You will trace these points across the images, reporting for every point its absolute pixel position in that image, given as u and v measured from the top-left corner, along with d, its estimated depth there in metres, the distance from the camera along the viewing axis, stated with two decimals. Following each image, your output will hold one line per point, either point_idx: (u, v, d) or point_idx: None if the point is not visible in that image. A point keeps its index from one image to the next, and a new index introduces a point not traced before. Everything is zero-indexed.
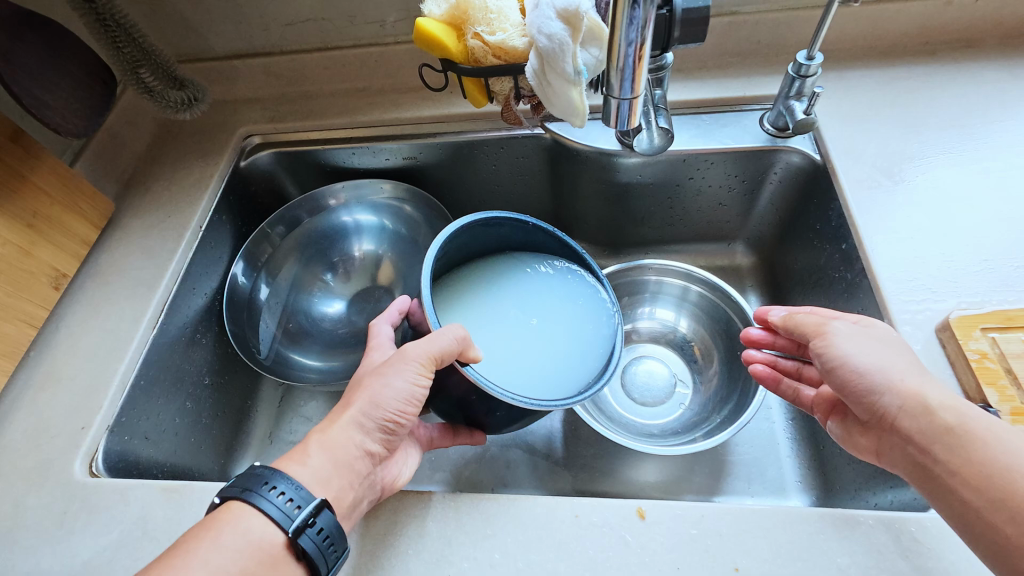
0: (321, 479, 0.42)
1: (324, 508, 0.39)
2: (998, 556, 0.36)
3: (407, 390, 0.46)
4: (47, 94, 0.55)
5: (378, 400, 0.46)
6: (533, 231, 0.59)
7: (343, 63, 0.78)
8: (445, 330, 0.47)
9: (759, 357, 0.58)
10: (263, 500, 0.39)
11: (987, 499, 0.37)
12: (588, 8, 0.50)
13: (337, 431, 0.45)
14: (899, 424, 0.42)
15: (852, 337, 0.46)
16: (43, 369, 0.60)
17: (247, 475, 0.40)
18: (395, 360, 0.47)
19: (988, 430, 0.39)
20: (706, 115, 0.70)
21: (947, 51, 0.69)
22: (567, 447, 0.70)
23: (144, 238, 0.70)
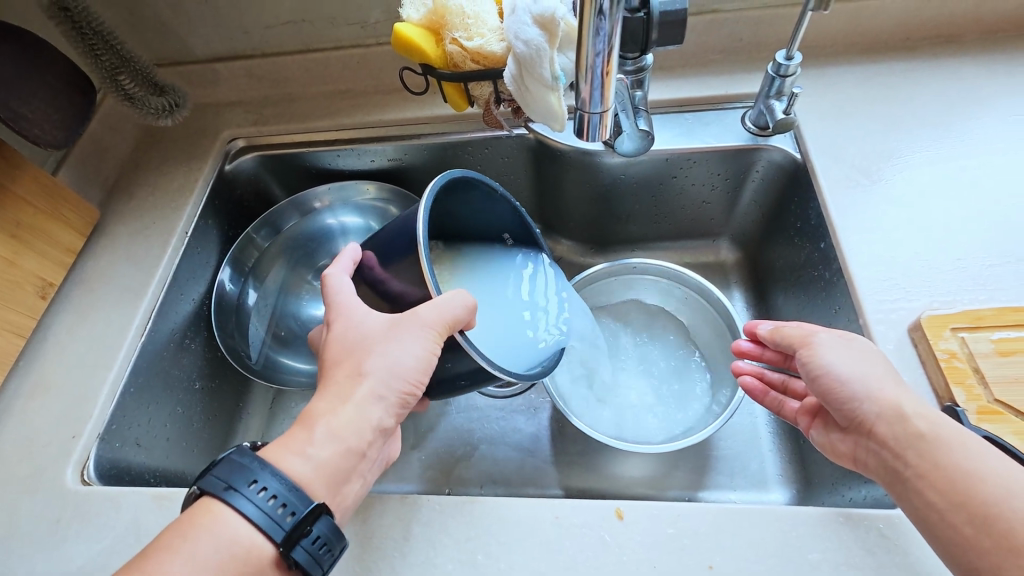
0: (329, 466, 0.42)
1: (319, 514, 0.39)
2: (956, 557, 0.38)
3: (419, 358, 0.45)
4: (25, 106, 0.55)
5: (389, 373, 0.45)
6: (502, 209, 0.60)
7: (325, 64, 0.78)
8: (453, 296, 0.46)
9: (747, 369, 0.59)
10: (249, 504, 0.38)
11: (950, 501, 0.38)
12: (565, 13, 0.50)
13: (347, 418, 0.44)
14: (876, 433, 0.43)
15: (835, 348, 0.47)
16: (33, 378, 0.61)
17: (231, 470, 0.39)
18: (405, 325, 0.46)
19: (956, 437, 0.40)
20: (688, 113, 0.71)
21: (928, 47, 0.69)
22: (554, 445, 0.71)
23: (130, 244, 0.71)
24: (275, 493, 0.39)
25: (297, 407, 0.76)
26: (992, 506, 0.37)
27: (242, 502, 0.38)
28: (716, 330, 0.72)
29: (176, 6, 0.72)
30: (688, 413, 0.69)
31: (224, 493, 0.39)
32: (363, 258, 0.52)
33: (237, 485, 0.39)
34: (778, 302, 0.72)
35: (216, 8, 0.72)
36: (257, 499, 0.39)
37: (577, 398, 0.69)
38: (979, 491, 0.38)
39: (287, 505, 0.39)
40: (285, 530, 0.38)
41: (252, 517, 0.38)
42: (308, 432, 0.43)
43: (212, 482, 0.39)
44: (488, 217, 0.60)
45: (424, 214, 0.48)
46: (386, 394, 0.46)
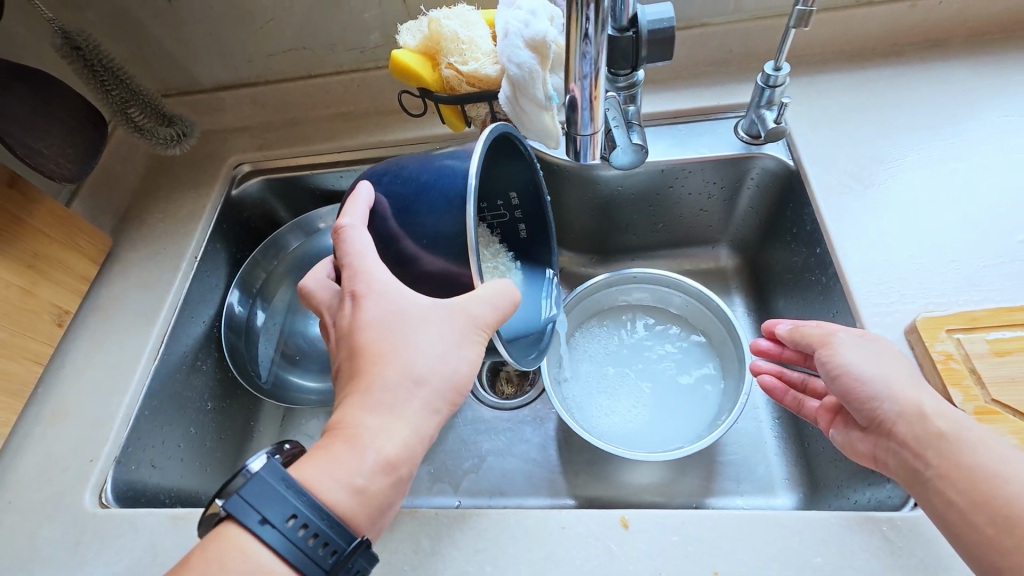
0: (380, 495, 0.42)
1: (360, 549, 0.40)
2: (976, 558, 0.38)
3: (471, 360, 0.47)
4: (41, 143, 0.57)
5: (444, 381, 0.46)
6: (517, 171, 0.58)
7: (327, 89, 0.80)
8: (503, 293, 0.47)
9: (766, 368, 0.60)
10: (282, 537, 0.38)
11: (971, 500, 0.39)
12: (556, 35, 0.52)
13: (397, 438, 0.43)
14: (898, 434, 0.44)
15: (858, 348, 0.48)
16: (51, 404, 0.63)
17: (269, 501, 0.39)
18: (461, 327, 0.46)
19: (980, 440, 0.41)
20: (682, 124, 0.72)
21: (915, 52, 0.71)
22: (560, 455, 0.72)
23: (142, 270, 0.73)
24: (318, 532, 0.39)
25: (307, 425, 0.77)
26: (1009, 505, 0.38)
27: (282, 539, 0.38)
28: (720, 337, 0.73)
29: (181, 39, 0.75)
30: (698, 420, 0.69)
31: (260, 526, 0.38)
32: (378, 204, 0.49)
33: (276, 520, 0.38)
34: (778, 305, 0.73)
35: (221, 39, 0.75)
36: (298, 537, 0.38)
37: (579, 404, 0.71)
38: (995, 490, 0.38)
39: (329, 543, 0.39)
40: (325, 566, 0.38)
41: (288, 552, 0.38)
42: (359, 456, 0.41)
43: (247, 513, 0.38)
44: (503, 180, 0.59)
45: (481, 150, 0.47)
46: (439, 406, 0.46)
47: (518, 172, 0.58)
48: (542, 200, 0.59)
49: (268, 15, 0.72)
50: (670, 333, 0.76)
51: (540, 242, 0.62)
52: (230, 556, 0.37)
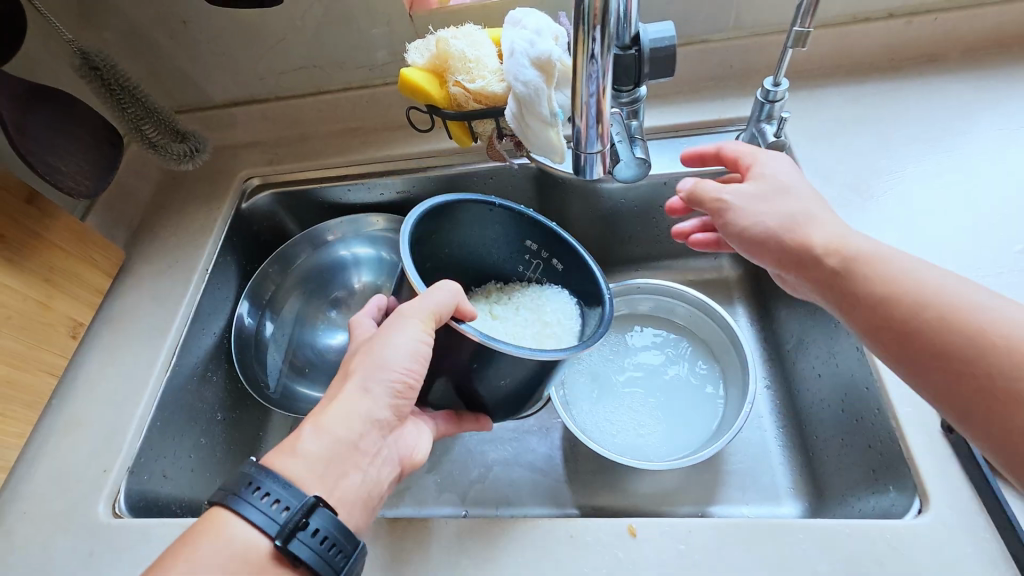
0: (321, 464, 0.43)
1: (317, 507, 0.40)
2: (1001, 444, 0.32)
3: (413, 347, 0.46)
4: (62, 160, 0.58)
5: (387, 372, 0.46)
6: (506, 230, 0.60)
7: (336, 105, 0.82)
8: (442, 287, 0.48)
9: (691, 228, 0.57)
10: (245, 504, 0.39)
11: (925, 322, 0.35)
12: (560, 54, 0.54)
13: (339, 410, 0.45)
14: (842, 260, 0.40)
15: (755, 203, 0.46)
16: (65, 415, 0.64)
17: (235, 477, 0.41)
18: (396, 319, 0.47)
19: (907, 268, 0.38)
20: (684, 138, 0.73)
21: (912, 66, 0.72)
22: (566, 464, 0.72)
23: (154, 283, 0.74)
24: (313, 524, 0.39)
25: None
26: (963, 314, 0.34)
27: (245, 506, 0.39)
28: (722, 346, 0.73)
29: (195, 57, 0.77)
30: (703, 428, 0.69)
31: (226, 499, 0.40)
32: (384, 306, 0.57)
33: (240, 490, 0.40)
34: (781, 315, 0.74)
35: (233, 57, 0.77)
36: (260, 502, 0.39)
37: (583, 412, 0.72)
38: (964, 323, 0.34)
39: (284, 501, 0.40)
40: (282, 524, 0.39)
41: (251, 517, 0.39)
42: (297, 433, 0.44)
43: (218, 492, 0.40)
44: (511, 239, 0.61)
45: (413, 220, 0.52)
46: (384, 396, 0.46)
47: (508, 229, 0.60)
48: (543, 226, 0.58)
49: (279, 35, 0.74)
50: (673, 342, 0.77)
51: (578, 266, 0.58)
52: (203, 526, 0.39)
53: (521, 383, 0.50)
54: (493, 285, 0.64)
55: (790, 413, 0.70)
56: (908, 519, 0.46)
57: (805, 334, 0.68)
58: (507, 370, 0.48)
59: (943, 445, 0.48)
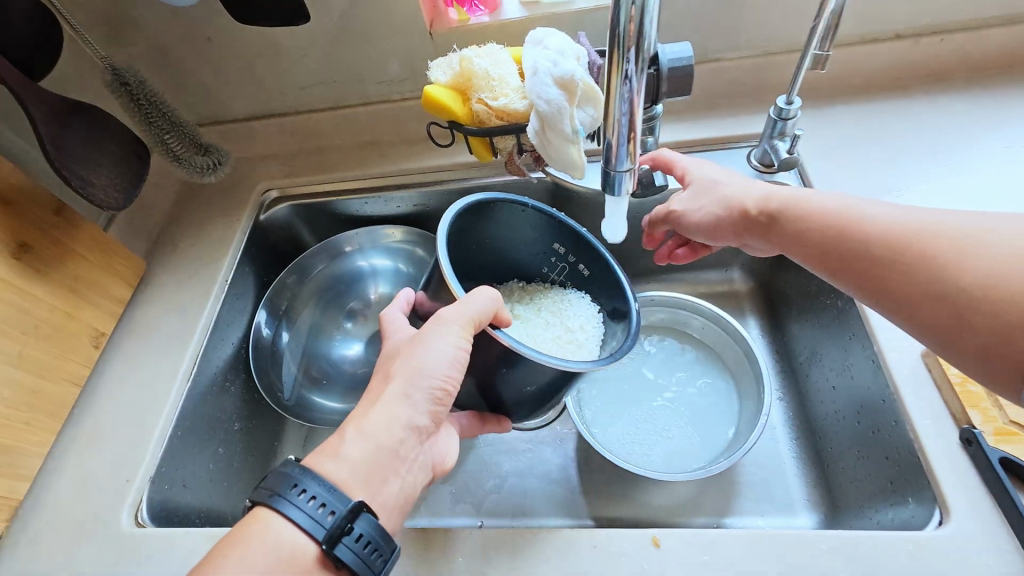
0: (365, 465, 0.45)
1: (361, 512, 0.42)
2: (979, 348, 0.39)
3: (452, 354, 0.48)
4: (92, 173, 0.60)
5: (426, 377, 0.48)
6: (535, 227, 0.61)
7: (354, 119, 0.83)
8: (479, 293, 0.50)
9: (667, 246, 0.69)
10: (292, 507, 0.41)
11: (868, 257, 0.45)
12: (583, 74, 0.55)
13: (380, 414, 0.47)
14: (776, 215, 0.52)
15: (695, 198, 0.58)
16: (87, 425, 0.64)
17: (278, 478, 0.42)
18: (433, 327, 0.49)
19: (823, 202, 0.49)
20: (697, 153, 0.75)
21: (919, 85, 0.74)
22: (580, 475, 0.73)
23: (174, 293, 0.75)
24: (357, 529, 0.41)
25: None
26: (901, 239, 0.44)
27: (292, 509, 0.41)
28: (735, 357, 0.74)
29: (218, 72, 0.78)
30: (716, 440, 0.70)
31: (273, 501, 0.42)
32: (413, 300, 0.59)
33: (286, 493, 0.42)
34: (793, 328, 0.75)
35: (255, 73, 0.78)
36: (306, 505, 0.41)
37: (597, 423, 0.72)
38: (939, 251, 0.41)
39: (328, 506, 0.42)
40: (328, 527, 0.41)
41: (298, 520, 0.41)
42: (342, 438, 0.46)
43: (262, 493, 0.42)
44: (539, 239, 0.63)
45: (452, 214, 0.54)
46: (424, 400, 0.49)
47: (536, 228, 0.61)
48: (572, 230, 0.60)
49: (301, 51, 0.76)
50: (685, 354, 0.78)
51: (602, 272, 0.60)
52: (251, 527, 0.41)
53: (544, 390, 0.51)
54: (516, 284, 0.65)
55: (804, 425, 0.71)
56: (927, 530, 0.47)
57: (818, 347, 0.69)
58: (531, 374, 0.50)
59: (961, 457, 0.49)
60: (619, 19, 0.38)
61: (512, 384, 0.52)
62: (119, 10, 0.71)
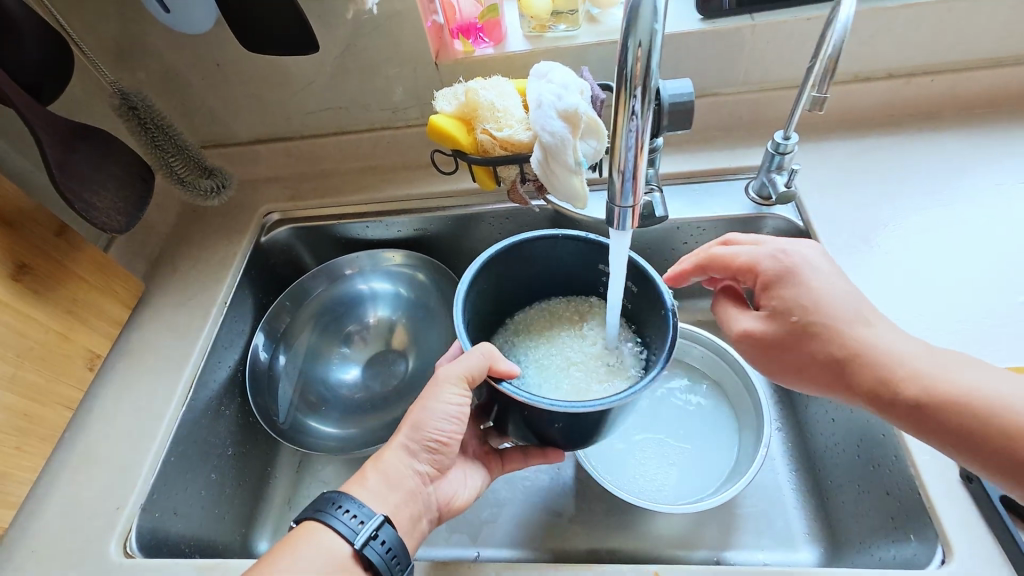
0: (383, 501, 0.50)
1: (385, 523, 0.47)
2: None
3: (454, 407, 0.52)
4: (95, 196, 0.60)
5: (432, 424, 0.53)
6: (572, 251, 0.60)
7: (357, 144, 0.84)
8: (475, 348, 0.51)
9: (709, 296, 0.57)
10: (333, 518, 0.47)
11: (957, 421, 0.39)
12: (586, 107, 0.56)
13: (392, 456, 0.52)
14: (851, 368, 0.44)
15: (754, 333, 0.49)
16: (78, 449, 0.63)
17: (320, 499, 0.49)
18: (434, 384, 0.52)
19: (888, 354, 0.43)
20: (696, 184, 0.76)
21: (911, 122, 0.76)
22: (579, 504, 0.72)
23: (172, 316, 0.74)
24: (382, 535, 0.47)
25: (324, 471, 0.77)
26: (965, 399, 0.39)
27: (332, 521, 0.47)
28: (734, 386, 0.75)
29: (224, 97, 0.79)
30: (715, 471, 0.70)
31: (316, 515, 0.48)
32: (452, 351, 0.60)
33: (326, 509, 0.48)
34: None
35: (262, 98, 0.79)
36: (343, 517, 0.47)
37: (595, 451, 0.72)
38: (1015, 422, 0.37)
39: (361, 517, 0.47)
40: (360, 535, 0.46)
41: (335, 528, 0.47)
42: (365, 475, 0.52)
43: (307, 510, 0.48)
44: (584, 262, 0.60)
45: (470, 278, 0.54)
46: (433, 445, 0.53)
47: (575, 252, 0.60)
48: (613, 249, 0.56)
49: (307, 79, 0.77)
50: (684, 382, 0.78)
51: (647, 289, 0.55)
52: (296, 538, 0.47)
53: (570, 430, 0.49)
54: (564, 302, 0.65)
55: (803, 457, 0.71)
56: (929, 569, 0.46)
57: None
58: (559, 416, 0.47)
59: (963, 495, 0.49)
60: (627, 58, 0.40)
61: (538, 420, 0.49)
62: (128, 36, 0.72)
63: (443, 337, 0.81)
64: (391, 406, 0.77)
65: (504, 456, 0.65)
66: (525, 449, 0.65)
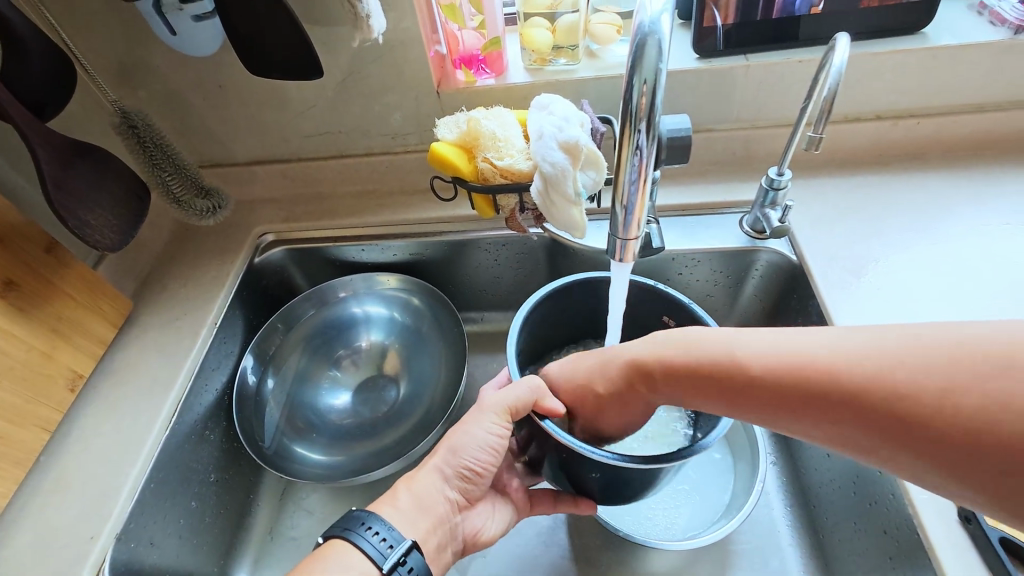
0: (411, 522, 0.50)
1: (413, 549, 0.47)
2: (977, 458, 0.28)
3: (493, 435, 0.52)
4: (90, 214, 0.59)
5: (468, 451, 0.53)
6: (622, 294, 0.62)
7: (356, 168, 0.85)
8: (522, 381, 0.52)
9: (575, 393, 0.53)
10: (362, 539, 0.46)
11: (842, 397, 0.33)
12: (586, 140, 0.57)
13: (425, 478, 0.52)
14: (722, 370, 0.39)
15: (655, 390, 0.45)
16: (54, 473, 0.61)
17: (348, 517, 0.48)
18: (475, 411, 0.53)
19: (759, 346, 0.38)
20: (691, 216, 0.77)
21: (898, 162, 0.78)
22: (571, 538, 0.70)
23: (159, 335, 0.73)
24: (409, 562, 0.46)
25: (309, 499, 0.75)
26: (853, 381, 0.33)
27: (363, 542, 0.46)
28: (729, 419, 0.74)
29: (224, 118, 0.80)
30: (709, 506, 0.69)
31: (344, 533, 0.47)
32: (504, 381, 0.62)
33: (359, 528, 0.47)
34: None
35: (262, 120, 0.80)
36: (374, 539, 0.46)
37: None
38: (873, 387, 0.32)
39: (390, 540, 0.47)
40: (388, 558, 0.46)
41: (363, 550, 0.46)
42: (396, 495, 0.52)
43: (336, 528, 0.48)
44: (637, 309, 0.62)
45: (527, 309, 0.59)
46: (465, 472, 0.53)
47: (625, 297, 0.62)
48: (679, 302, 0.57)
49: (309, 103, 0.77)
50: None
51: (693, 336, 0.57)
52: (325, 558, 0.46)
53: (607, 481, 0.50)
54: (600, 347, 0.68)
55: (797, 492, 0.70)
56: None
57: None
58: (600, 468, 0.48)
59: (960, 533, 0.48)
60: (632, 95, 0.41)
61: (577, 467, 0.50)
62: (131, 55, 0.72)
63: (437, 364, 0.80)
64: (382, 434, 0.75)
65: (533, 498, 0.62)
66: (557, 496, 0.62)
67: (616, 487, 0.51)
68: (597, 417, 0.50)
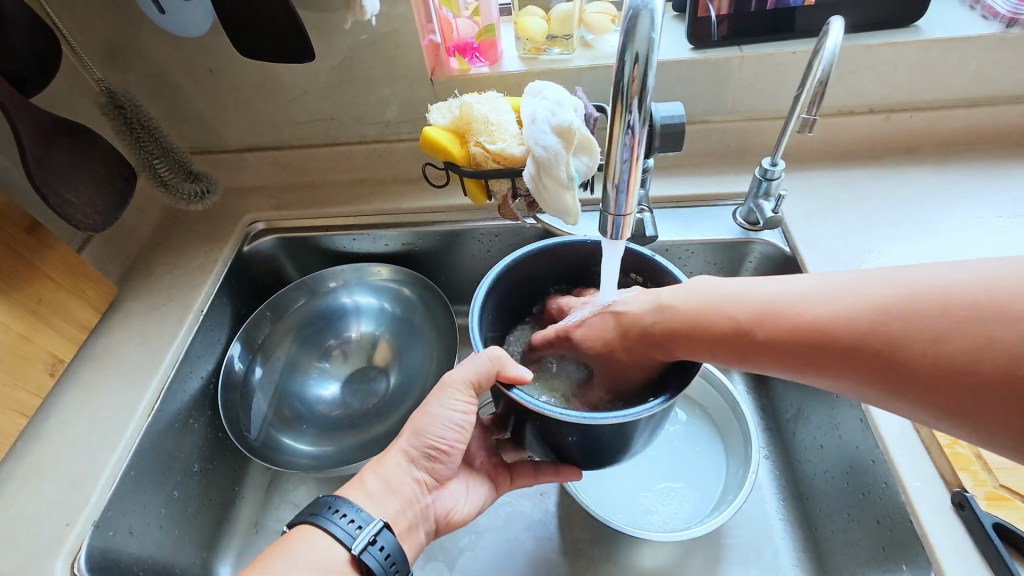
0: (377, 506, 0.50)
1: (384, 529, 0.47)
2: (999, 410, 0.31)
3: (458, 410, 0.51)
4: (72, 193, 0.58)
5: (432, 428, 0.52)
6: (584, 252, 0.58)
7: (348, 157, 0.84)
8: (481, 352, 0.48)
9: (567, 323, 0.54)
10: (331, 523, 0.46)
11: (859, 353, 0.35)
12: (580, 125, 0.57)
13: (390, 460, 0.52)
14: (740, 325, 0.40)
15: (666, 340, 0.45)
16: (29, 461, 0.59)
17: (316, 503, 0.48)
18: (439, 389, 0.52)
19: (762, 304, 0.40)
20: (685, 208, 0.77)
21: (891, 156, 0.78)
22: (562, 532, 0.69)
23: (144, 322, 0.71)
24: (380, 541, 0.46)
25: (295, 492, 0.73)
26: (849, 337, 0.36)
27: (330, 527, 0.46)
28: (722, 413, 0.73)
29: (215, 103, 0.79)
30: (702, 499, 0.68)
31: (312, 519, 0.47)
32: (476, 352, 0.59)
33: (325, 514, 0.47)
34: (779, 384, 0.74)
35: (253, 106, 0.79)
36: (342, 523, 0.46)
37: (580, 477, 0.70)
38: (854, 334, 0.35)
39: (359, 522, 0.47)
40: (358, 539, 0.46)
41: (332, 534, 0.46)
42: (363, 479, 0.52)
43: (303, 514, 0.48)
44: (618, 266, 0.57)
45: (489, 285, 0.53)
46: (432, 450, 0.53)
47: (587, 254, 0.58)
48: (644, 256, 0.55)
49: (301, 89, 0.77)
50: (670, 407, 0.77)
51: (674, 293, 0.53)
52: (292, 541, 0.46)
53: (586, 444, 0.46)
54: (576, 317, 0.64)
55: (791, 485, 0.69)
56: None
57: (803, 406, 0.69)
58: (576, 429, 0.44)
59: (954, 521, 0.48)
60: (624, 71, 0.40)
61: (552, 432, 0.46)
62: (121, 37, 0.71)
63: (427, 355, 0.79)
64: (370, 426, 0.74)
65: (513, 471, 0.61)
66: (537, 467, 0.61)
67: (599, 448, 0.47)
68: (620, 374, 0.50)
